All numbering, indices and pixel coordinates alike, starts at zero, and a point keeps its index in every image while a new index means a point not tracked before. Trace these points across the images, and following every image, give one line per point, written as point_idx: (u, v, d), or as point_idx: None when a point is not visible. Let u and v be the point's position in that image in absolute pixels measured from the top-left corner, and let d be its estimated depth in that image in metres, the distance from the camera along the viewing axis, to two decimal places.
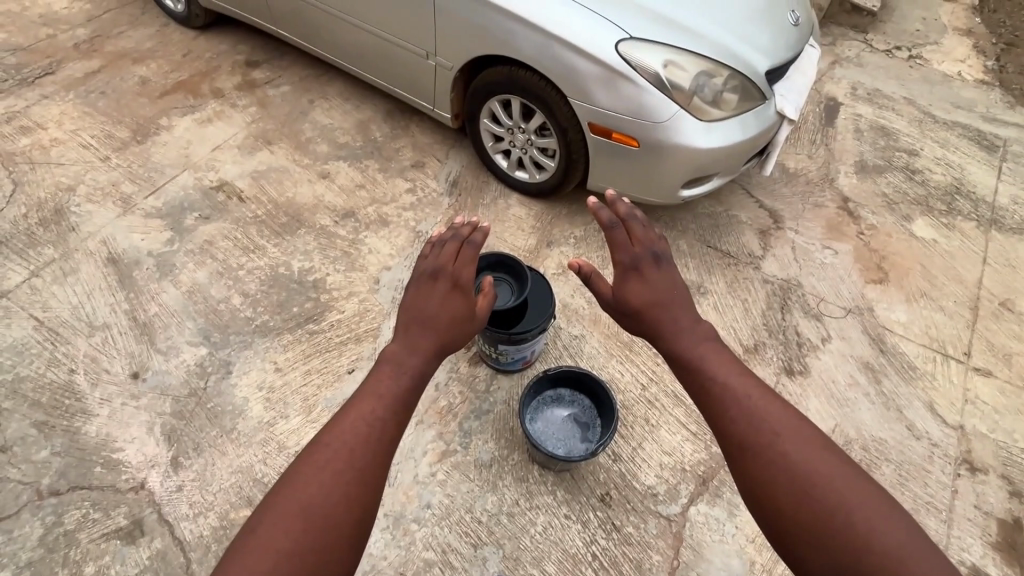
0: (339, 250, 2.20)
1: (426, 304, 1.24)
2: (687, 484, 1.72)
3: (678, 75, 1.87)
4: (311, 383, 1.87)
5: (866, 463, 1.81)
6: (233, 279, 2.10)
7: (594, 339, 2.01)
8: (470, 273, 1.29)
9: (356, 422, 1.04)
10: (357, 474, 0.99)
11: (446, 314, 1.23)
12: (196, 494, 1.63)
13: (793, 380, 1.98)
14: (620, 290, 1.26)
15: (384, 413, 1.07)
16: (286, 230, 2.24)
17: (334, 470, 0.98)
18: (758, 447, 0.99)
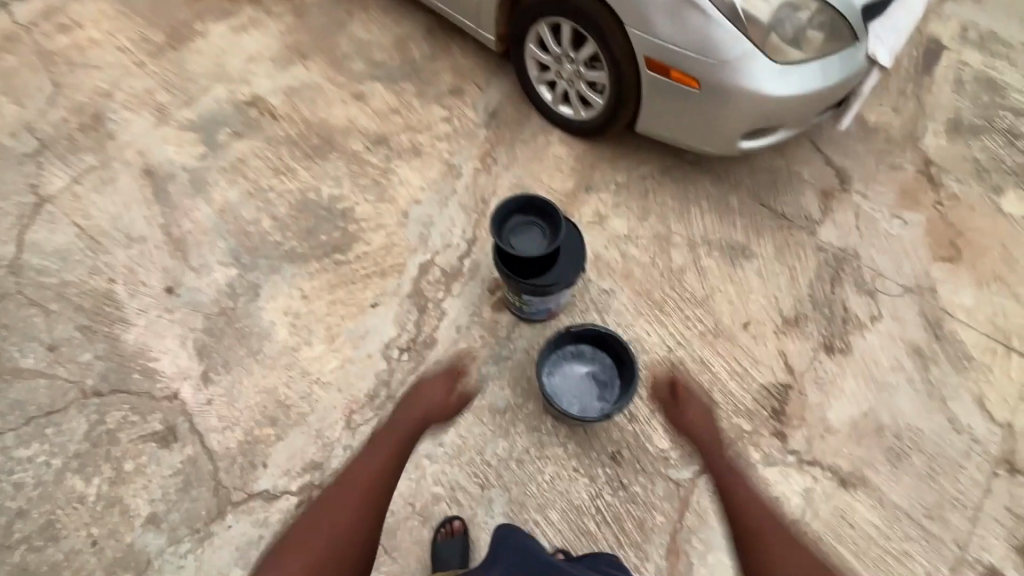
0: (370, 179, 2.13)
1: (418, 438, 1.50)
2: (701, 452, 1.69)
3: (757, 6, 1.63)
4: (335, 313, 1.88)
5: (896, 450, 1.72)
6: (264, 201, 2.08)
7: (623, 295, 1.93)
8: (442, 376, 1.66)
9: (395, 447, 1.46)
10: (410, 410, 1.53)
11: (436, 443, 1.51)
12: (225, 409, 1.71)
13: (832, 358, 1.86)
14: None
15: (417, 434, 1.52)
16: (317, 154, 2.18)
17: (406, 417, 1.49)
18: None
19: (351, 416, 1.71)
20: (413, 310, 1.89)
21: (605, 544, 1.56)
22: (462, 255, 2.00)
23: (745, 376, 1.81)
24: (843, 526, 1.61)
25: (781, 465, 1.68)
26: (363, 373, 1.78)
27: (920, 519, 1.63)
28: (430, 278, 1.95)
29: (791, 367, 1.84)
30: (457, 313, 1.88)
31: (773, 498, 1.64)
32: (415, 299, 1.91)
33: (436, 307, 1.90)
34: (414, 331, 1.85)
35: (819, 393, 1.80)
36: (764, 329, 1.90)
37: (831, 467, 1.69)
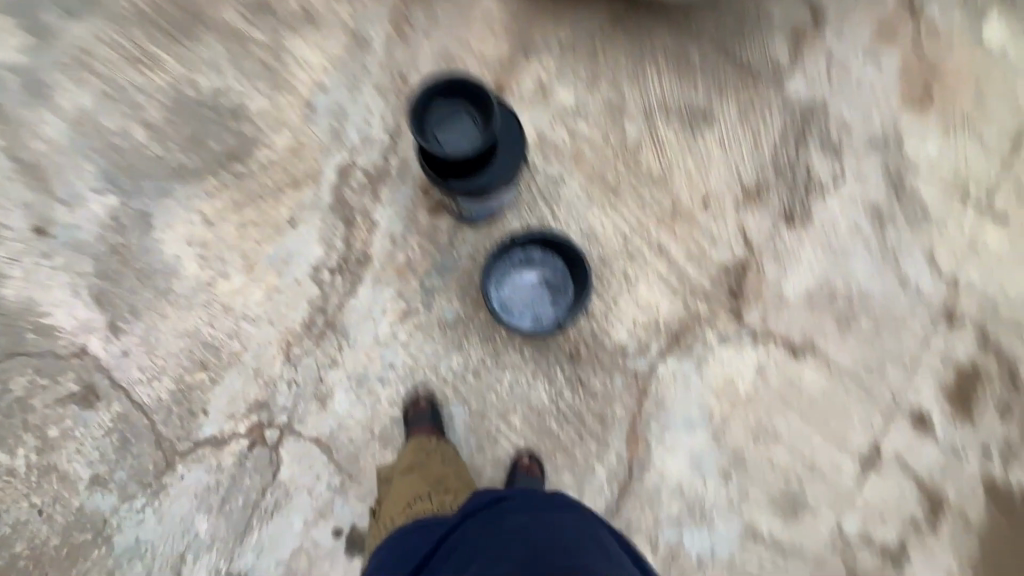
0: (257, 63, 1.72)
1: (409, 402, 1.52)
2: (659, 340, 1.66)
3: None
4: (248, 237, 1.63)
5: (846, 315, 1.74)
6: (128, 105, 1.68)
7: (574, 182, 1.74)
8: None
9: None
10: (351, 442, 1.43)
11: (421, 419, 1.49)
12: (145, 359, 1.54)
13: (791, 229, 1.77)
14: None
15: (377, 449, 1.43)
16: (182, 33, 1.71)
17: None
18: None
19: (289, 350, 1.57)
20: (338, 223, 1.65)
21: (567, 440, 1.59)
22: (387, 151, 1.71)
23: (703, 258, 1.72)
24: (791, 393, 1.67)
25: (736, 344, 1.69)
26: (295, 301, 1.60)
27: (862, 377, 1.70)
28: (352, 183, 1.68)
29: (750, 243, 1.75)
30: (390, 222, 1.66)
31: (727, 376, 1.66)
32: (339, 210, 1.66)
33: (365, 217, 1.66)
34: (344, 248, 1.64)
35: (776, 267, 1.75)
36: (724, 205, 1.77)
37: (783, 339, 1.70)
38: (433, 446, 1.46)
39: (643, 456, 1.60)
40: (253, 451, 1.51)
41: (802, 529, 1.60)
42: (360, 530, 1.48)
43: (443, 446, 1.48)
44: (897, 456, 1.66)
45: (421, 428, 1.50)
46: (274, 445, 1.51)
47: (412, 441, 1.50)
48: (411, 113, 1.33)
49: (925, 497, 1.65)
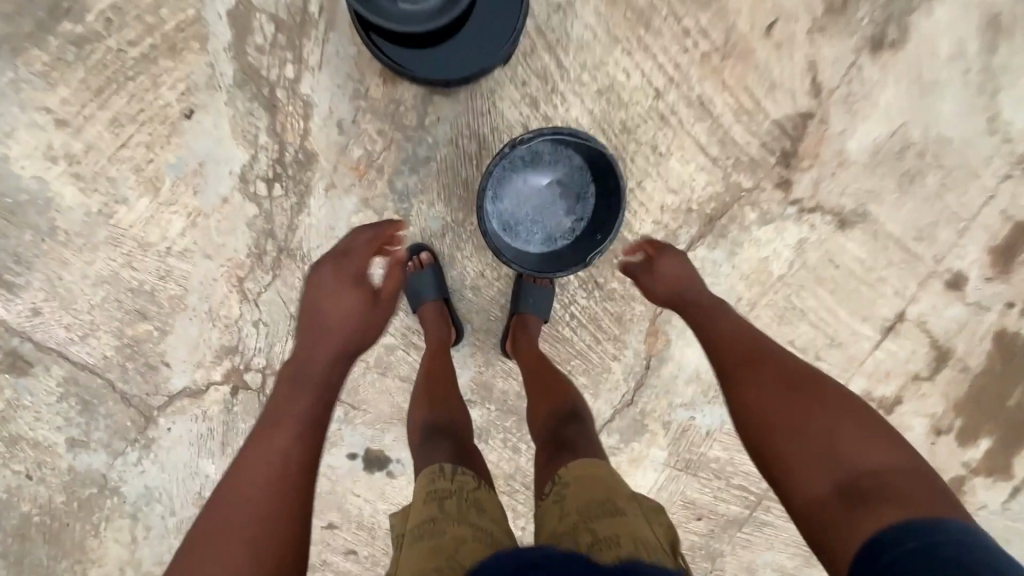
0: None
1: (350, 246, 1.11)
2: (690, 227, 1.38)
3: None
4: (132, 140, 1.15)
5: (912, 172, 1.43)
6: None
7: (588, 10, 1.19)
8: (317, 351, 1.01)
9: (317, 359, 1.00)
10: (364, 326, 1.06)
11: (353, 302, 1.05)
12: (65, 315, 1.24)
13: (875, 60, 1.32)
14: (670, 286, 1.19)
15: (357, 327, 1.05)
16: None
17: (313, 368, 0.99)
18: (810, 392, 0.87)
19: (242, 287, 1.27)
20: (256, 107, 1.15)
21: (582, 344, 1.45)
22: None
23: (755, 114, 1.31)
24: (828, 269, 1.49)
25: (777, 222, 1.42)
26: (229, 225, 1.22)
27: (909, 243, 1.50)
28: (259, 39, 1.12)
29: (819, 87, 1.32)
30: (331, 100, 1.17)
31: (761, 259, 1.44)
32: (251, 86, 1.14)
33: (291, 95, 1.16)
34: (274, 147, 1.18)
35: (845, 117, 1.35)
36: (795, 30, 1.27)
37: (833, 210, 1.43)
38: (447, 483, 0.87)
39: (662, 350, 1.49)
40: (238, 396, 1.35)
41: None
42: (375, 452, 1.44)
43: (461, 484, 0.87)
44: (920, 320, 1.59)
45: (423, 303, 1.27)
46: (261, 389, 1.35)
47: (421, 474, 0.92)
48: None
49: (934, 353, 1.64)
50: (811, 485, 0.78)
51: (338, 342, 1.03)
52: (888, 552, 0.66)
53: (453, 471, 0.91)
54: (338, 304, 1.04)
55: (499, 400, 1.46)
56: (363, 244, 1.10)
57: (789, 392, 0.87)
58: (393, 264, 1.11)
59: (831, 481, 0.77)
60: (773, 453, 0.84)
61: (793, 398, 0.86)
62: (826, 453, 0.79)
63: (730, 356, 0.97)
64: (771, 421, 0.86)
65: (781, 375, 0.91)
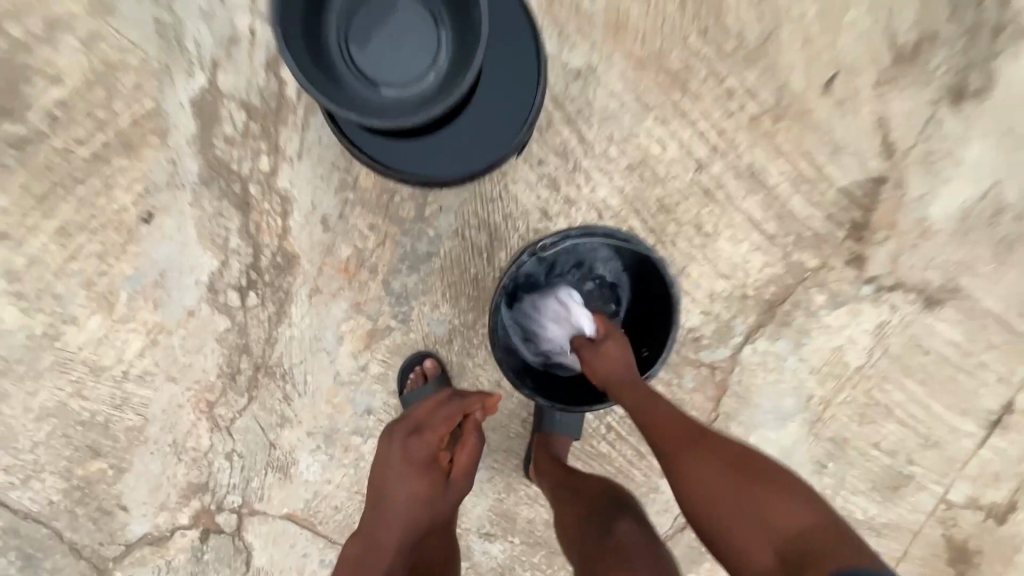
0: None
1: (425, 414, 0.83)
2: (746, 316, 1.14)
3: None
4: (83, 252, 0.98)
5: (1010, 239, 1.19)
6: None
7: (612, 75, 1.01)
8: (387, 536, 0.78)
9: (376, 555, 0.76)
10: (432, 515, 0.80)
11: (421, 488, 0.79)
12: (4, 455, 1.05)
13: (956, 112, 1.11)
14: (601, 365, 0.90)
15: (425, 514, 0.79)
16: None
17: (371, 571, 0.75)
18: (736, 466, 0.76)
19: (213, 413, 1.06)
20: (226, 207, 0.98)
21: (622, 461, 1.19)
22: (274, 60, 0.94)
23: (818, 182, 1.10)
24: (915, 355, 1.23)
25: (851, 303, 1.18)
26: (197, 342, 1.03)
27: (1013, 320, 1.24)
28: (228, 130, 0.96)
29: (891, 146, 1.11)
30: (314, 193, 0.99)
31: (834, 349, 1.20)
32: (219, 183, 0.97)
33: (267, 191, 0.98)
34: (248, 250, 1.00)
35: (924, 180, 1.13)
36: (858, 82, 1.07)
37: (918, 286, 1.19)
38: None
39: None
40: (209, 541, 1.11)
41: (902, 505, 1.33)
42: None
43: None
44: None
45: None
46: (236, 531, 1.11)
47: None
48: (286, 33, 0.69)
49: None
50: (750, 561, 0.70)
51: (404, 534, 0.79)
52: None
53: None
54: (403, 491, 0.79)
55: (525, 531, 1.20)
56: (440, 415, 0.82)
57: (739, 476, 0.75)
58: (468, 433, 0.84)
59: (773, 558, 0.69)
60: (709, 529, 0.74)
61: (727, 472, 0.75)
62: (755, 517, 0.72)
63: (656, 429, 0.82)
64: (709, 502, 0.75)
65: (721, 452, 0.78)
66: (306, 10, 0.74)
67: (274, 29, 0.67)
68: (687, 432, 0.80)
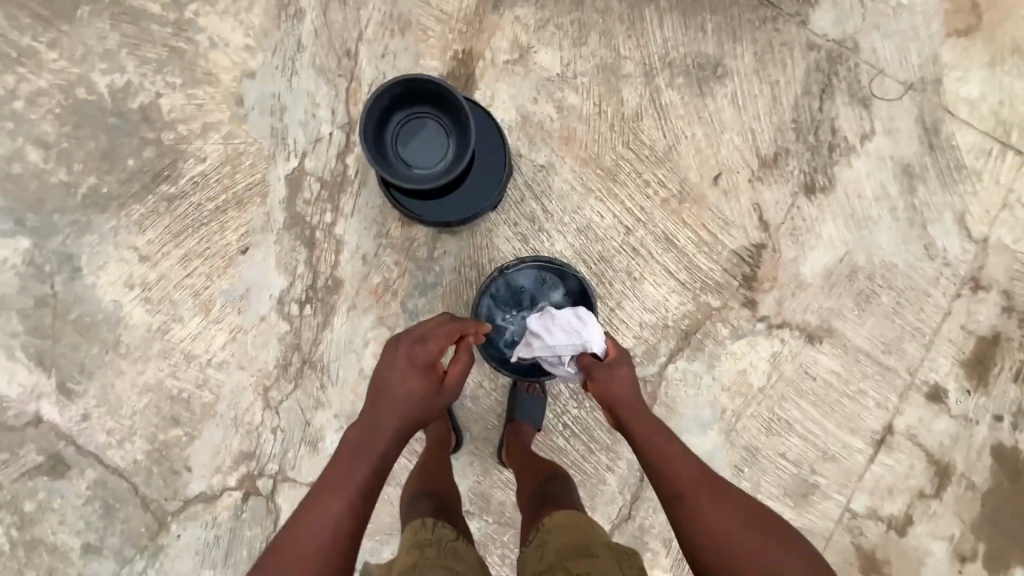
0: (171, 53, 1.41)
1: (429, 330, 1.04)
2: (668, 341, 1.53)
3: None
4: (196, 271, 1.42)
5: (866, 293, 1.60)
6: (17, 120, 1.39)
7: (565, 169, 1.50)
8: (387, 417, 0.98)
9: (379, 432, 0.97)
10: (424, 409, 1.01)
11: (420, 388, 0.99)
12: (109, 420, 1.40)
13: (811, 201, 1.58)
14: (618, 394, 1.14)
15: (420, 406, 0.99)
16: (70, 23, 1.39)
17: (374, 442, 0.96)
18: (745, 511, 1.00)
19: (267, 395, 1.43)
20: (298, 245, 1.43)
21: (576, 454, 1.51)
22: (342, 152, 1.44)
23: (715, 245, 1.54)
24: (806, 381, 1.59)
25: (749, 336, 1.56)
26: (264, 340, 1.43)
27: (879, 356, 1.61)
28: (307, 195, 1.43)
29: (766, 223, 1.56)
30: (359, 238, 1.44)
31: (739, 371, 1.56)
32: (296, 229, 1.43)
33: (327, 235, 1.44)
34: (309, 275, 1.44)
35: (794, 247, 1.57)
36: (737, 179, 1.55)
37: (800, 325, 1.58)
38: (428, 535, 1.02)
39: None
40: (248, 502, 1.42)
41: (812, 512, 1.61)
42: (373, 565, 1.45)
43: (440, 536, 1.02)
44: (909, 433, 1.63)
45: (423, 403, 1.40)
46: (270, 494, 1.42)
47: (408, 525, 1.08)
48: (365, 134, 1.17)
49: (933, 468, 1.64)
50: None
51: (401, 418, 0.98)
52: None
53: (432, 527, 1.04)
54: (405, 388, 0.98)
55: (497, 511, 1.48)
56: (440, 332, 1.03)
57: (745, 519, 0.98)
58: (462, 352, 1.06)
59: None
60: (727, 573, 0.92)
61: (740, 525, 0.97)
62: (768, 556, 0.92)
63: (681, 478, 1.04)
64: (729, 541, 0.95)
65: (730, 496, 1.02)
66: (382, 111, 1.22)
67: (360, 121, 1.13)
68: (707, 483, 1.03)
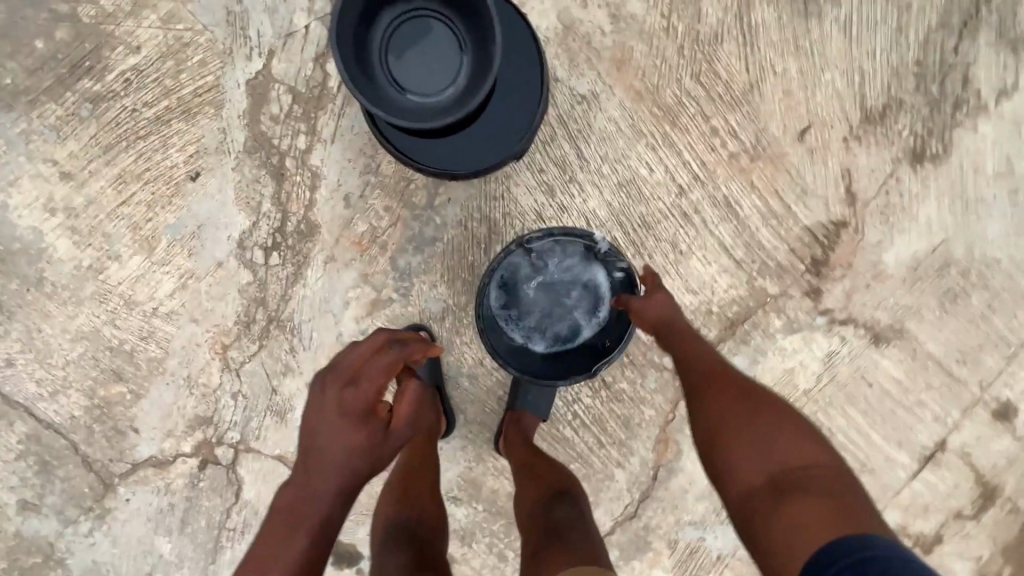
0: None
1: (361, 365, 0.85)
2: (708, 330, 1.28)
3: None
4: (135, 199, 1.12)
5: (955, 291, 1.31)
6: None
7: (612, 103, 1.16)
8: (323, 478, 0.77)
9: (315, 497, 0.77)
10: (372, 463, 0.81)
11: (359, 438, 0.80)
12: (39, 369, 1.18)
13: (916, 173, 1.24)
14: (655, 302, 1.05)
15: (363, 462, 0.79)
16: None
17: (310, 510, 0.76)
18: (754, 395, 0.86)
19: (226, 355, 1.20)
20: (264, 175, 1.13)
21: (583, 448, 1.31)
22: (322, 54, 1.09)
23: (786, 218, 1.24)
24: (859, 386, 1.35)
25: (806, 331, 1.30)
26: (221, 291, 1.17)
27: (951, 366, 1.36)
28: (275, 109, 1.10)
29: (853, 195, 1.24)
30: (340, 173, 1.13)
31: (786, 370, 1.32)
32: (260, 155, 1.12)
33: (301, 166, 1.13)
34: (277, 215, 1.14)
35: (880, 228, 1.27)
36: (828, 136, 1.21)
37: (867, 324, 1.32)
38: None
39: (672, 461, 1.32)
40: (205, 471, 1.24)
41: None
42: (347, 544, 1.31)
43: None
44: (963, 453, 1.40)
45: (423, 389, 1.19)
46: (230, 465, 1.24)
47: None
48: (341, 37, 0.83)
49: (979, 490, 1.41)
50: (747, 482, 0.76)
51: (341, 478, 0.78)
52: (807, 527, 0.67)
53: None
54: (340, 441, 0.79)
55: (488, 501, 1.31)
56: (376, 366, 0.86)
57: (748, 402, 0.85)
58: (408, 383, 0.92)
59: (772, 489, 0.74)
60: (716, 450, 0.81)
61: (750, 407, 0.84)
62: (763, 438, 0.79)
63: (696, 368, 0.93)
64: (727, 422, 0.83)
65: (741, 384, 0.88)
66: (367, 9, 0.88)
67: (333, 18, 0.80)
68: (719, 374, 0.91)
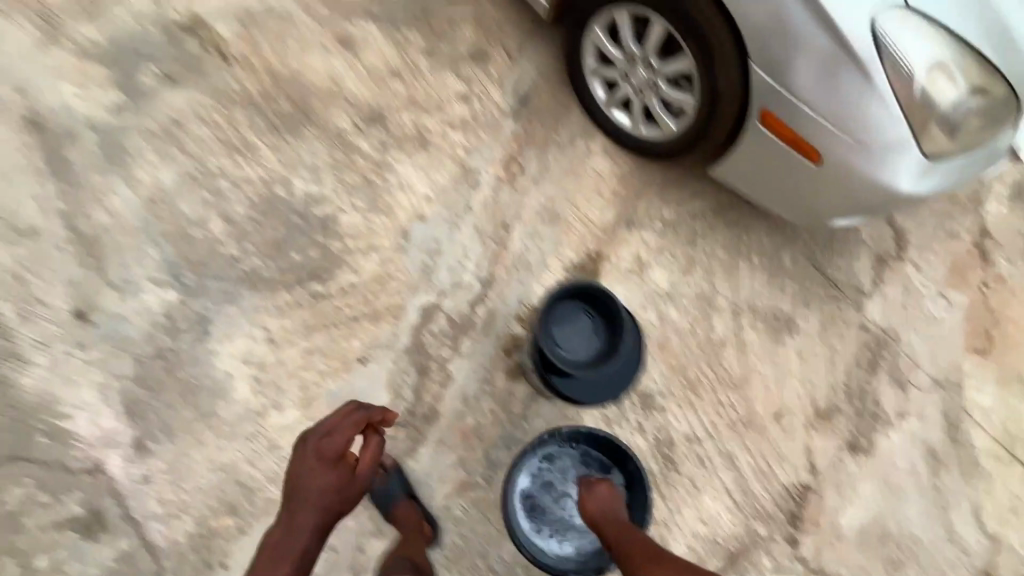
0: (359, 176, 1.66)
1: (335, 424, 1.13)
2: (715, 558, 1.62)
3: (939, 86, 1.23)
4: (312, 368, 1.50)
5: (894, 559, 1.71)
6: (213, 191, 1.57)
7: (656, 371, 1.70)
8: (307, 514, 1.01)
9: (294, 531, 1.00)
10: (341, 499, 1.06)
11: (330, 479, 1.05)
12: (168, 491, 1.38)
13: (854, 459, 1.76)
14: (599, 504, 1.36)
15: (334, 497, 1.05)
16: (287, 127, 1.65)
17: (290, 541, 0.99)
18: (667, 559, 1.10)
19: None
20: (412, 371, 1.55)
21: None
22: (475, 301, 1.63)
23: (770, 476, 1.69)
24: None
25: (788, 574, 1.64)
26: None
27: None
28: (434, 328, 1.59)
29: (815, 468, 1.73)
30: (466, 381, 1.57)
31: None
32: (414, 356, 1.56)
33: (440, 369, 1.56)
34: (413, 400, 1.53)
35: (836, 498, 1.72)
36: (794, 421, 1.75)
37: None
38: None
39: None
40: None
41: None
42: None
43: None
44: None
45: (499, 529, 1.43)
46: None
47: None
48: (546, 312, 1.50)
49: None
50: None
51: (319, 512, 1.02)
52: None
53: None
54: (318, 481, 1.04)
55: None
56: (344, 422, 1.14)
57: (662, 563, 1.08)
58: (371, 435, 1.14)
59: None
60: None
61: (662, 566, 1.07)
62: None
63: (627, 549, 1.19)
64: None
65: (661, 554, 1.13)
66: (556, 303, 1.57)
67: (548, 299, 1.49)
68: (643, 548, 1.16)
